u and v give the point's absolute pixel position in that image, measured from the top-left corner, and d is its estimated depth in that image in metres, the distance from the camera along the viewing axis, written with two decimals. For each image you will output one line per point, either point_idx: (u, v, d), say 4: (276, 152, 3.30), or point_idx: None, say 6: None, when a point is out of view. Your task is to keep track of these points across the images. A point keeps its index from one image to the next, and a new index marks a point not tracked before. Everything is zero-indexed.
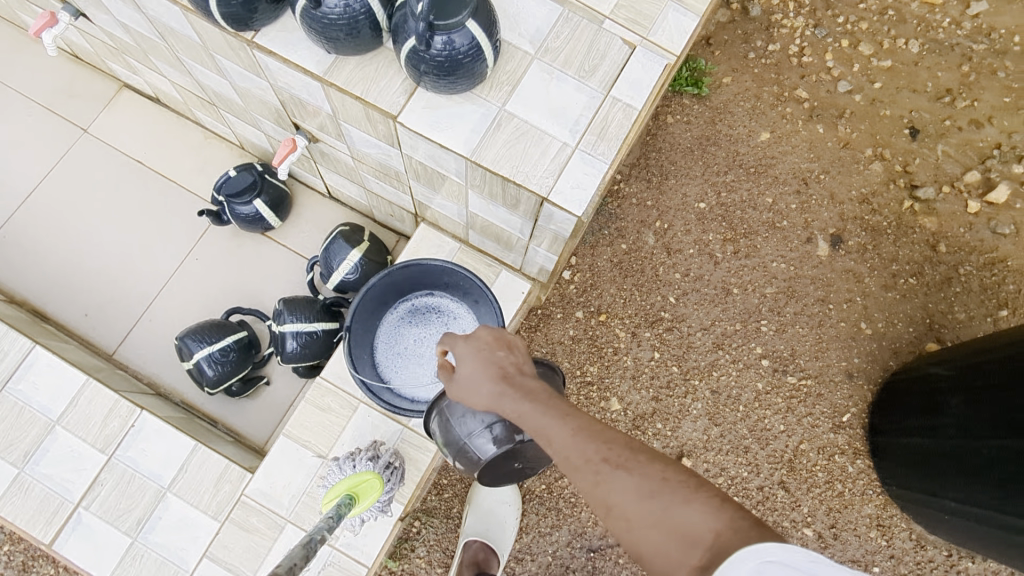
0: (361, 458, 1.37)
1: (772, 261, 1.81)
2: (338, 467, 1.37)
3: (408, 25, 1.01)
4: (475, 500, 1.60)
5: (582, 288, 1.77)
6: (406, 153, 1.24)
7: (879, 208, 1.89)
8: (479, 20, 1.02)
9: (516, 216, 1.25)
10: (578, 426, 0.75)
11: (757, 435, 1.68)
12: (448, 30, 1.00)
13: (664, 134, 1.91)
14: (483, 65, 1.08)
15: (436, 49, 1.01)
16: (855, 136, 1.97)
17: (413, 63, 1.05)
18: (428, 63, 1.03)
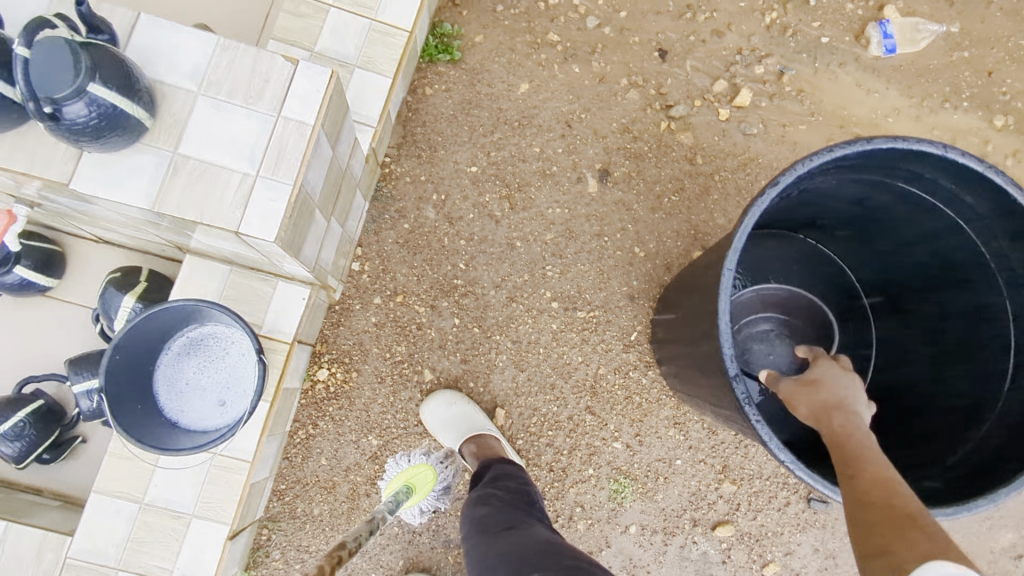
0: (414, 454, 1.79)
1: (547, 208, 1.94)
2: (396, 463, 1.78)
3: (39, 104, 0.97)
4: (436, 416, 1.76)
5: (375, 276, 1.83)
6: (109, 209, 1.24)
7: (640, 135, 2.03)
8: (112, 77, 1.01)
9: (237, 245, 1.28)
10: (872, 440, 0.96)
11: (560, 370, 1.86)
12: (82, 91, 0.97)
13: (426, 107, 1.95)
14: (138, 116, 1.08)
15: (76, 119, 0.99)
16: (610, 69, 2.05)
17: (73, 136, 1.02)
18: (87, 129, 1.01)
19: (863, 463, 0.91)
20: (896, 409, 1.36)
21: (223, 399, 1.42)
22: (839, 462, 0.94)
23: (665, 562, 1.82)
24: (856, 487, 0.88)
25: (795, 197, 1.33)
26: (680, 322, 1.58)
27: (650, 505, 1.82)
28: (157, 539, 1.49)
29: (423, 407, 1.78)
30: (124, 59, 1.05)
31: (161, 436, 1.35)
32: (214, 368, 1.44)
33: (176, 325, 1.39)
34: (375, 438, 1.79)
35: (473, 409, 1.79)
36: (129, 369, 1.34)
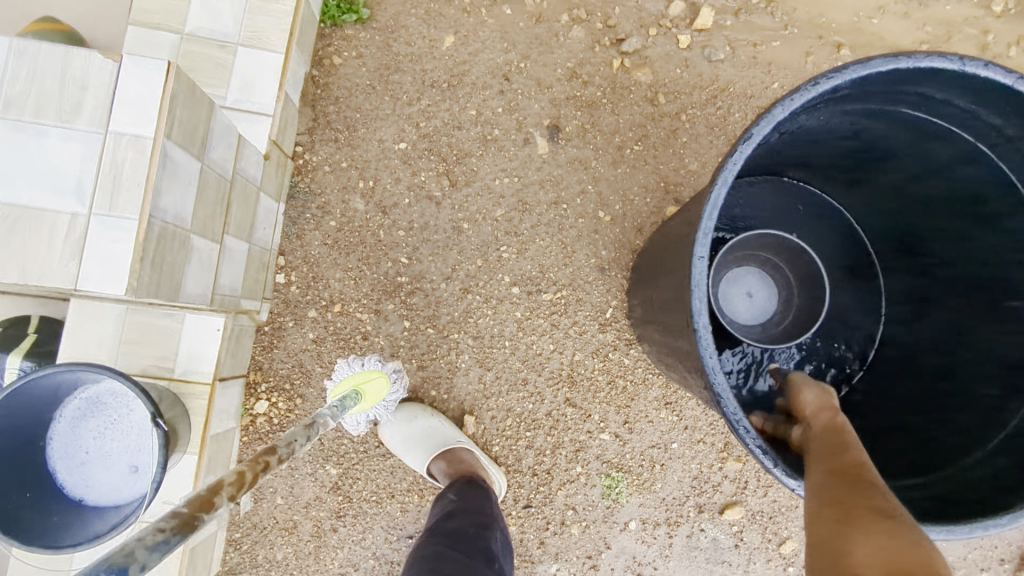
0: (370, 360, 1.56)
1: (494, 180, 1.68)
2: (347, 366, 1.56)
3: None
4: (396, 435, 1.55)
5: (305, 286, 1.60)
6: None
7: (591, 79, 1.76)
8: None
9: None
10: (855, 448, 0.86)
11: (531, 363, 1.64)
12: None
13: (337, 80, 1.67)
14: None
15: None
16: (547, 5, 1.76)
17: None
18: None
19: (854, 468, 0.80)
20: (920, 376, 1.15)
21: (136, 464, 1.19)
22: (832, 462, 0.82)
23: (672, 555, 1.64)
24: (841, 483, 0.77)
25: (775, 141, 1.08)
26: (654, 299, 1.35)
27: (649, 497, 1.63)
28: None
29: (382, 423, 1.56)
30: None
31: (65, 522, 1.13)
32: (117, 426, 1.21)
33: (63, 386, 1.16)
34: (333, 466, 1.59)
35: (438, 420, 1.57)
36: (13, 443, 1.12)
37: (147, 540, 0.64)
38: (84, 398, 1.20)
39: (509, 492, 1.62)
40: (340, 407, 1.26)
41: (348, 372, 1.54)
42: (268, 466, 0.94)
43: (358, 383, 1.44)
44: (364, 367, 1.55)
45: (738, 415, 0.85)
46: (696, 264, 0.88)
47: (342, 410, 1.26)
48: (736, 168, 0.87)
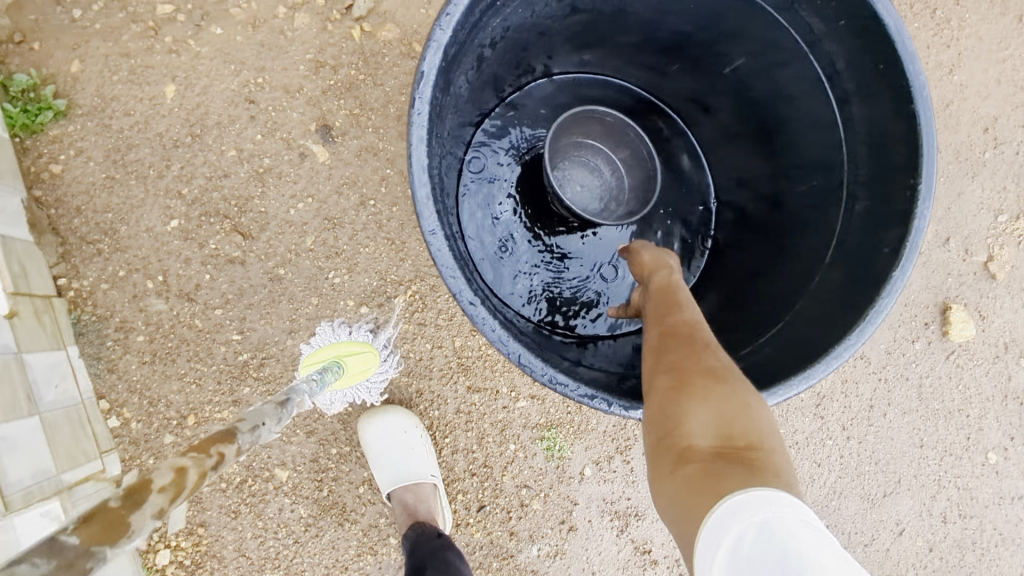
0: (359, 330, 1.49)
1: (288, 211, 1.51)
2: (331, 330, 1.49)
3: None
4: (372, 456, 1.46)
5: (145, 415, 1.43)
6: None
7: (338, 61, 1.57)
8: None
9: None
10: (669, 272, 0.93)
11: (417, 371, 1.51)
12: None
13: (69, 189, 1.46)
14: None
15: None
16: (256, 5, 1.56)
17: None
18: None
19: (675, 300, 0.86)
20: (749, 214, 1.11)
21: None
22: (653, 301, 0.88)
23: (640, 480, 1.56)
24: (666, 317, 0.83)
25: (493, 57, 0.96)
26: None
27: (591, 438, 1.54)
28: None
29: (361, 433, 1.47)
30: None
31: None
32: None
33: None
34: (274, 570, 1.47)
35: (419, 439, 1.48)
36: None
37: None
38: None
39: (457, 502, 1.52)
40: (316, 383, 1.27)
41: (331, 338, 1.48)
42: (221, 457, 0.83)
43: (336, 353, 1.44)
44: (352, 335, 1.49)
45: (548, 373, 0.76)
46: (432, 242, 0.73)
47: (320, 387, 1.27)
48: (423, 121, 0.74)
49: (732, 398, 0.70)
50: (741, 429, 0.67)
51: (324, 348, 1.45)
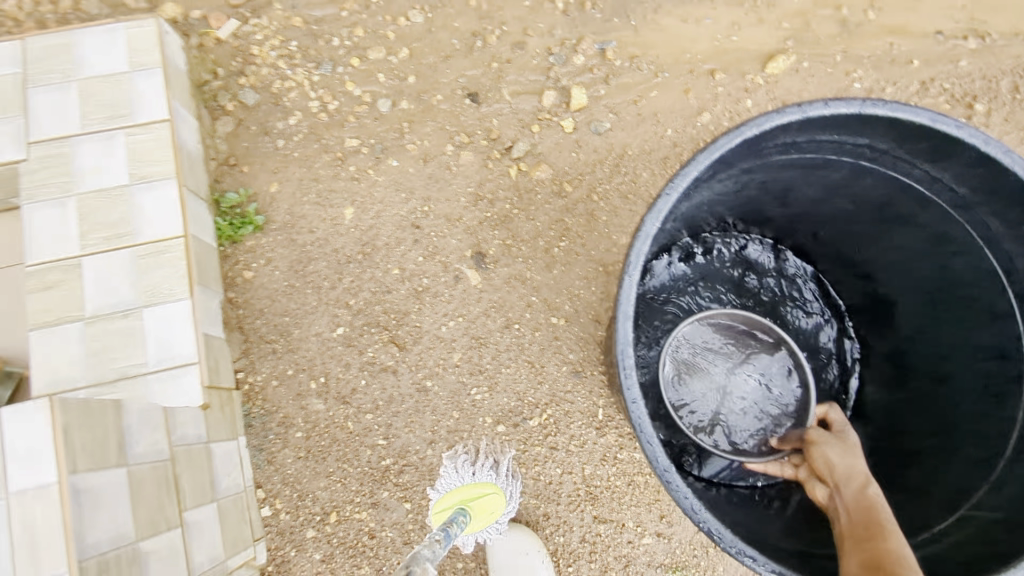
0: (482, 468, 1.53)
1: (441, 327, 1.64)
2: (455, 471, 1.52)
3: None
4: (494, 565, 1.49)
5: (293, 509, 1.53)
6: None
7: (496, 195, 1.76)
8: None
9: None
10: (848, 469, 0.97)
11: (545, 494, 1.56)
12: None
13: (255, 293, 1.65)
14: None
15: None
16: (429, 142, 1.81)
17: None
18: None
19: (860, 505, 0.90)
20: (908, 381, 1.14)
21: None
22: (844, 507, 0.92)
23: None
24: (856, 524, 0.87)
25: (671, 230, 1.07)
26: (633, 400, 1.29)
27: None
28: None
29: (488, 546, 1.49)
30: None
31: None
32: None
33: None
34: None
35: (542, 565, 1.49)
36: None
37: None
38: None
39: None
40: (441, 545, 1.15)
41: (456, 480, 1.50)
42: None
43: (461, 499, 1.39)
44: (475, 475, 1.51)
45: (736, 547, 0.84)
46: (634, 411, 0.84)
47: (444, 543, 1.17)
48: (627, 300, 0.86)
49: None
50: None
51: (450, 494, 1.42)
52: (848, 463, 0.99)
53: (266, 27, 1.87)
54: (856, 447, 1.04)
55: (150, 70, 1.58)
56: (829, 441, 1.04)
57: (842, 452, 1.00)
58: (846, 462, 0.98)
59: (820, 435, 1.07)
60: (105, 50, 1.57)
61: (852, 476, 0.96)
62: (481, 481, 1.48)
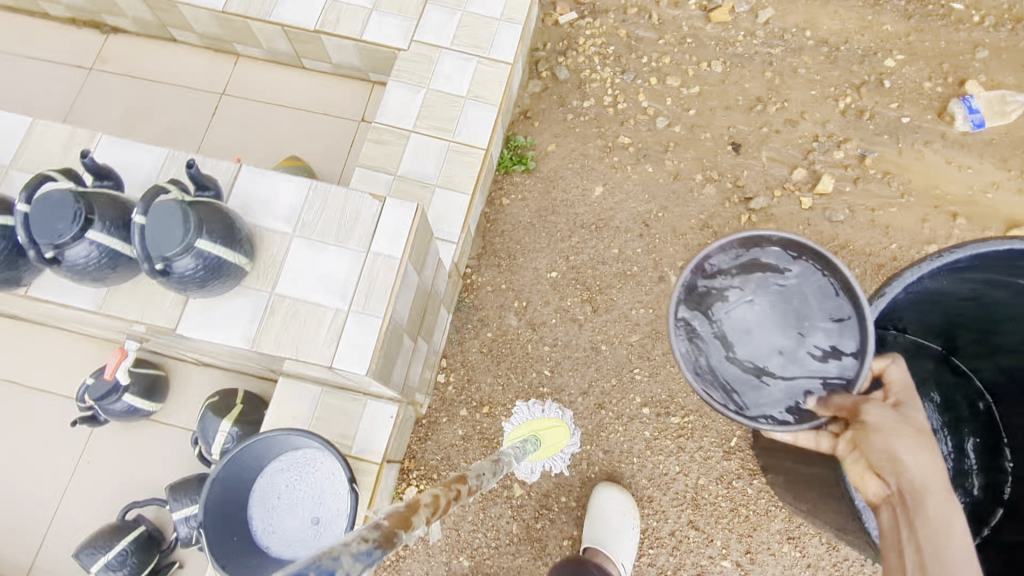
0: (551, 407, 1.82)
1: (631, 309, 1.90)
2: (527, 409, 1.81)
3: (173, 262, 1.02)
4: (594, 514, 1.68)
5: (460, 387, 1.84)
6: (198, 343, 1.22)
7: (720, 229, 2.00)
8: (210, 227, 1.05)
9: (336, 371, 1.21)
10: (923, 465, 0.87)
11: (657, 481, 1.76)
12: (200, 245, 1.04)
13: (503, 216, 2.01)
14: (235, 257, 1.11)
15: (185, 272, 1.04)
16: (684, 165, 2.09)
17: (181, 286, 1.06)
18: (198, 278, 1.06)
19: (927, 509, 0.83)
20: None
21: (317, 517, 1.41)
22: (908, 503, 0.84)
23: None
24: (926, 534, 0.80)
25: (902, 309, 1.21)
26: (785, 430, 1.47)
27: None
28: None
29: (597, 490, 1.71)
30: (216, 206, 1.10)
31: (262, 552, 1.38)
32: (304, 483, 1.43)
33: (265, 451, 1.41)
34: (466, 558, 1.74)
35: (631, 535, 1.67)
36: (226, 493, 1.36)
37: (351, 549, 0.75)
38: (281, 459, 1.45)
39: None
40: (521, 453, 1.54)
41: (527, 415, 1.80)
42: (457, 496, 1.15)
43: (534, 429, 1.73)
44: (544, 413, 1.80)
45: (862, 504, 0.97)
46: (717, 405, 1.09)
47: (524, 452, 1.57)
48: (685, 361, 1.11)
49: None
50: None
51: (526, 425, 1.76)
52: (923, 484, 0.85)
53: (597, 29, 2.26)
54: (919, 424, 0.93)
55: (515, 23, 1.98)
56: (915, 447, 0.89)
57: (915, 445, 0.89)
58: (910, 449, 0.89)
59: (882, 418, 0.94)
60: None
61: (921, 472, 0.86)
62: (549, 418, 1.78)
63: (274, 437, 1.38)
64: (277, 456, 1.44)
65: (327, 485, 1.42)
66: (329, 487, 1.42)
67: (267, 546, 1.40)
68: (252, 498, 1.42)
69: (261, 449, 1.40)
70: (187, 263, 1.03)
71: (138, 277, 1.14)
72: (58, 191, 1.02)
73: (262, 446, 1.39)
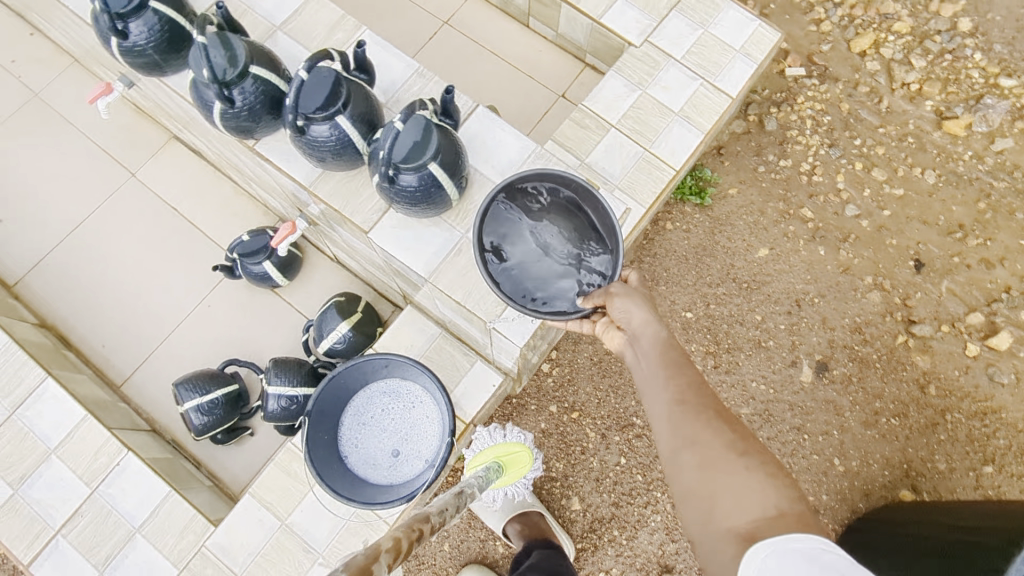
0: (513, 432, 1.65)
1: (752, 381, 1.85)
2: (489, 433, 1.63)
3: (403, 174, 1.04)
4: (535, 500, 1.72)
5: (560, 383, 1.82)
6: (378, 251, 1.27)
7: (872, 340, 1.89)
8: (445, 154, 1.06)
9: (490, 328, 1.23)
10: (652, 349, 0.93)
11: None
12: (432, 168, 1.05)
13: (661, 239, 1.97)
14: (451, 188, 1.11)
15: (406, 184, 1.06)
16: (859, 261, 1.98)
17: (396, 198, 1.09)
18: (413, 197, 1.08)
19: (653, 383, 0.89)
20: None
21: (397, 450, 1.44)
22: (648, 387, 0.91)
23: None
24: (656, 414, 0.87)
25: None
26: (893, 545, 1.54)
27: None
28: (280, 564, 1.50)
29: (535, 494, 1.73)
30: (454, 135, 1.10)
31: (343, 460, 1.41)
32: (399, 412, 1.46)
33: (377, 367, 1.45)
34: (502, 545, 1.74)
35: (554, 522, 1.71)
36: (332, 391, 1.40)
37: None
38: (387, 379, 1.48)
39: None
40: (485, 483, 1.37)
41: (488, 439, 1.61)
42: (423, 535, 0.93)
43: (499, 456, 1.51)
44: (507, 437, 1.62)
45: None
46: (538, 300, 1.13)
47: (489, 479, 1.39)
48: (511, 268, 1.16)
49: (768, 457, 0.78)
50: (777, 497, 0.73)
51: (487, 450, 1.55)
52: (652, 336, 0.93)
53: (820, 93, 2.17)
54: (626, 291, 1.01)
55: (750, 60, 1.93)
56: (624, 299, 0.99)
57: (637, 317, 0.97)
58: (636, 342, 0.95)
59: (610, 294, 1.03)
60: (736, 28, 1.96)
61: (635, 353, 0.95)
62: (510, 444, 1.55)
63: (394, 359, 1.42)
64: (383, 376, 1.47)
65: (421, 423, 1.45)
66: (422, 425, 1.45)
67: (347, 457, 1.42)
68: (353, 403, 1.46)
69: (378, 364, 1.44)
70: (413, 179, 1.05)
71: (352, 170, 1.17)
72: (327, 67, 1.04)
73: (381, 362, 1.43)
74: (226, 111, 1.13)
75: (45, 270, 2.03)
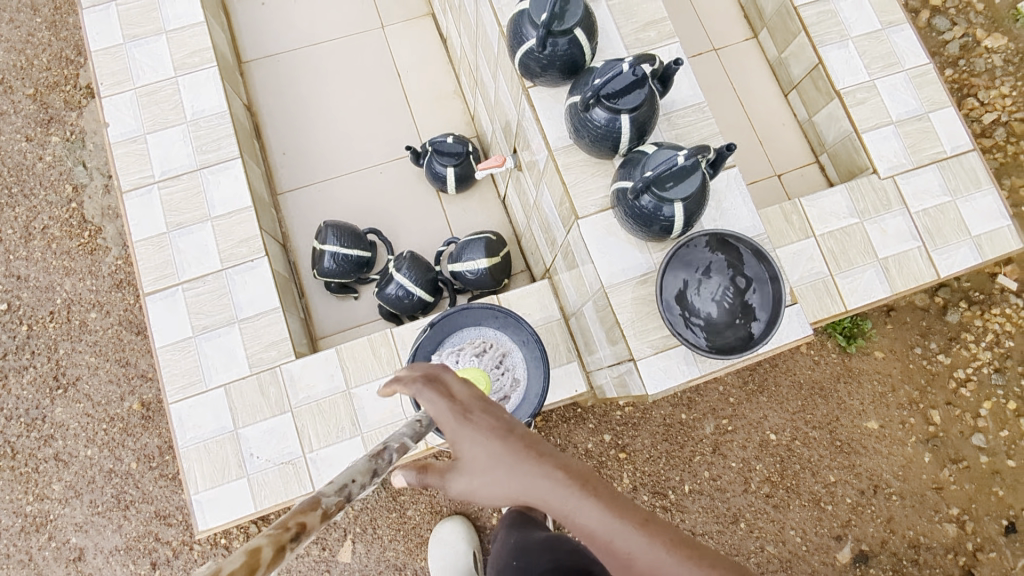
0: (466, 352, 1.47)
1: (790, 528, 1.88)
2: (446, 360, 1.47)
3: (648, 198, 1.09)
4: None
5: (626, 421, 1.89)
6: (570, 236, 1.34)
7: (921, 563, 1.88)
8: (693, 203, 1.09)
9: (625, 360, 1.30)
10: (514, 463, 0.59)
11: None
12: (675, 208, 1.09)
13: (789, 356, 1.95)
14: (674, 231, 1.15)
15: (642, 204, 1.11)
16: (956, 489, 1.92)
17: (627, 211, 1.14)
18: (641, 219, 1.13)
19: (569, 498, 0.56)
20: None
21: None
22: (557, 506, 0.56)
23: None
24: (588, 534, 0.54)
25: None
26: None
27: None
28: (329, 419, 1.66)
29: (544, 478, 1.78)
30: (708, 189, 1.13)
31: None
32: None
33: (500, 316, 1.50)
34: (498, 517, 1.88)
35: None
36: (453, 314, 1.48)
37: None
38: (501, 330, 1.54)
39: None
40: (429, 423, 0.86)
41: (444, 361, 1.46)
42: (303, 534, 0.57)
43: None
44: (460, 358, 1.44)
45: None
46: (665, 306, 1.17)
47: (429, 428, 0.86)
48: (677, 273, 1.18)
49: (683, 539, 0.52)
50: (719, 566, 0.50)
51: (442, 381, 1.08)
52: (576, 506, 0.54)
53: None
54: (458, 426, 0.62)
55: (977, 253, 1.86)
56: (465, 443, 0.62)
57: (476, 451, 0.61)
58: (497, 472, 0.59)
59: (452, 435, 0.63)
60: (982, 215, 1.88)
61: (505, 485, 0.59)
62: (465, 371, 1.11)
63: (521, 322, 1.48)
64: (498, 324, 1.52)
65: None
66: None
67: None
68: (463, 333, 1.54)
69: (504, 316, 1.49)
70: (654, 207, 1.10)
71: (599, 158, 1.23)
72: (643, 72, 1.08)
73: (507, 316, 1.49)
74: (531, 50, 1.19)
75: (273, 64, 2.20)
